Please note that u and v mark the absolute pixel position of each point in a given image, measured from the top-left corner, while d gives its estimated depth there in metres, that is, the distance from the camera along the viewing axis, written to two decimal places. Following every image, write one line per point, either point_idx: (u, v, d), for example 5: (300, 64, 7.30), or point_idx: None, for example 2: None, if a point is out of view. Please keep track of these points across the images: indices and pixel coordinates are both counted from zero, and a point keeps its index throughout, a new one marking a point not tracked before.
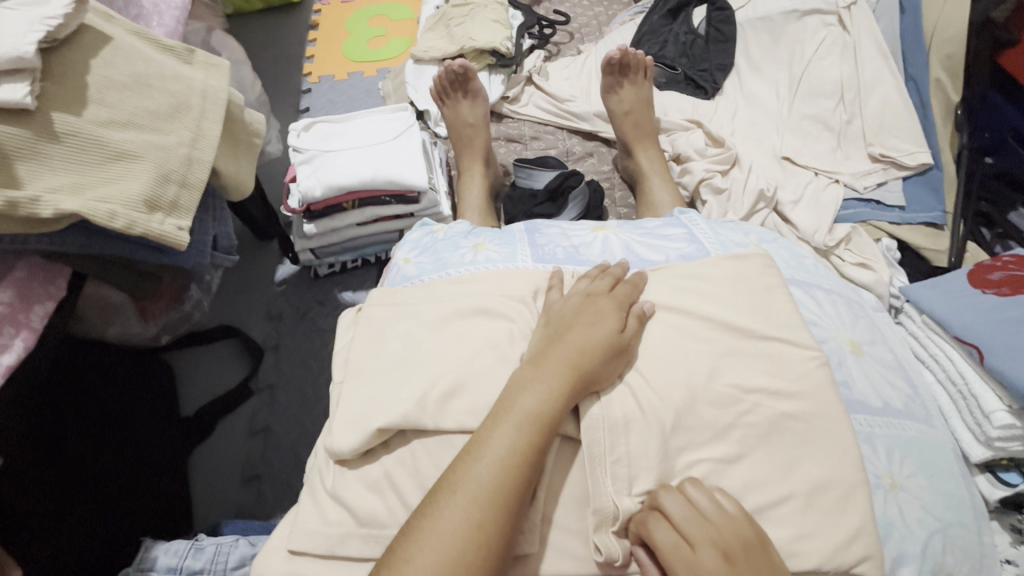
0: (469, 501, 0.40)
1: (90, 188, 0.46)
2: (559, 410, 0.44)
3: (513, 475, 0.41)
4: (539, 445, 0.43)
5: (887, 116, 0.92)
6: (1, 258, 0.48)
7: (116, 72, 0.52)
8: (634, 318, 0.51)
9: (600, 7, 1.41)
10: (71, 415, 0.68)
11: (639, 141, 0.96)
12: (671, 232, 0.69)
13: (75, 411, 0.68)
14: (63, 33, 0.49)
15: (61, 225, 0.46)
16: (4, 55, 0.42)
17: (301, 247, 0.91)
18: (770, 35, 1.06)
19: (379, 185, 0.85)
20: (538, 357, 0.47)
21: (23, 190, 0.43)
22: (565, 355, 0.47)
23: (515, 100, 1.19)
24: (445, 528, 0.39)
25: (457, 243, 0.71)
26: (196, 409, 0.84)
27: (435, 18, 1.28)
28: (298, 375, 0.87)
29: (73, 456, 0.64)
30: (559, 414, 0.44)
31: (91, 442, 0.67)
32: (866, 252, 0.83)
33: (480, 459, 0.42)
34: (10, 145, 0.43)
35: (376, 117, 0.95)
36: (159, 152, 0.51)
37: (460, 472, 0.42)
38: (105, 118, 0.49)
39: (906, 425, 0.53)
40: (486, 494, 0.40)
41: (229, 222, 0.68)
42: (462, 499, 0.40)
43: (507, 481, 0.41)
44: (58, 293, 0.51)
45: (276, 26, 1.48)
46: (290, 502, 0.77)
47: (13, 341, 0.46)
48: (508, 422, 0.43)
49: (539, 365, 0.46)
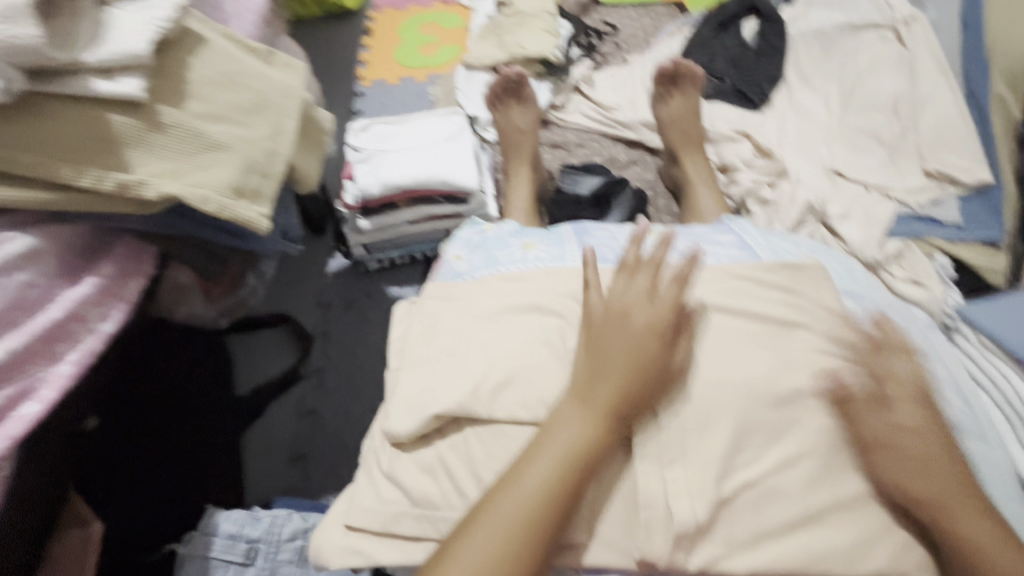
0: (504, 527, 0.41)
1: (187, 174, 0.50)
2: (600, 442, 0.44)
3: (549, 504, 0.42)
4: (576, 476, 0.43)
5: (944, 132, 0.90)
6: (101, 236, 0.52)
7: (210, 70, 0.56)
8: (684, 341, 0.49)
9: (647, 18, 1.43)
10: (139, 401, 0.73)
11: (686, 151, 0.97)
12: (720, 239, 0.70)
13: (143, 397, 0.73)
14: (169, 33, 0.53)
15: (160, 208, 0.50)
16: (122, 52, 0.47)
17: (354, 242, 0.95)
18: (823, 48, 1.06)
19: (432, 185, 0.88)
20: (583, 385, 0.46)
21: (131, 174, 0.47)
22: (611, 387, 0.46)
23: (561, 107, 1.21)
24: (478, 551, 0.40)
25: (507, 241, 0.74)
26: (249, 390, 0.88)
27: (486, 26, 1.32)
28: (347, 364, 0.90)
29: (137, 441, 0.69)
30: (599, 445, 0.44)
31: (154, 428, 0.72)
32: (919, 269, 0.82)
33: (516, 487, 0.42)
34: (123, 133, 0.48)
35: (430, 120, 0.99)
36: (245, 144, 0.55)
37: (496, 498, 0.42)
38: (200, 112, 0.53)
39: (962, 441, 0.52)
40: (537, 499, 0.42)
41: (295, 213, 0.72)
42: (516, 494, 0.42)
43: (560, 485, 0.42)
44: (149, 269, 0.55)
45: (332, 32, 1.55)
46: (336, 484, 0.80)
47: (112, 311, 0.50)
48: (548, 452, 0.43)
49: (583, 398, 0.45)
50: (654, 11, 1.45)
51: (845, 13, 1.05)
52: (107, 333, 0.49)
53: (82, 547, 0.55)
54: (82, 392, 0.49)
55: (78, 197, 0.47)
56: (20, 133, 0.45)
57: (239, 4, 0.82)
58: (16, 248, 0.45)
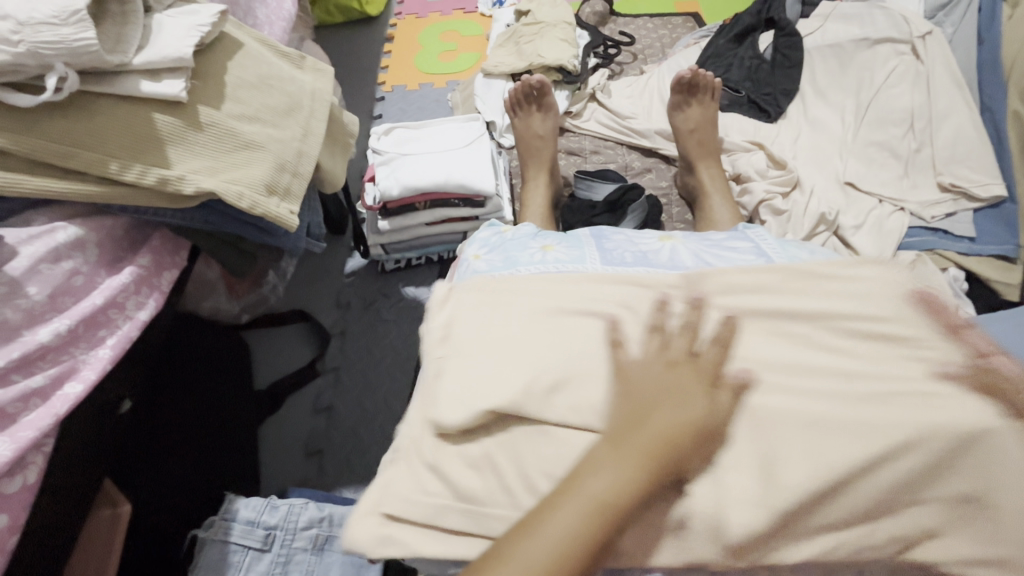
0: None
1: (224, 172, 0.53)
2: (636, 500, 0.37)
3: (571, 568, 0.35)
4: (602, 539, 0.36)
5: (959, 146, 0.91)
6: (141, 229, 0.55)
7: (246, 73, 0.59)
8: (728, 391, 0.41)
9: (664, 29, 1.45)
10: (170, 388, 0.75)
11: (701, 159, 0.99)
12: (736, 246, 0.72)
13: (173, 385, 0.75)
14: (209, 39, 0.56)
15: (196, 203, 0.52)
16: (168, 55, 0.50)
17: (373, 242, 0.97)
18: (839, 61, 1.07)
19: (450, 188, 0.91)
20: (616, 431, 0.40)
21: (172, 170, 0.50)
22: (648, 437, 0.39)
23: (577, 115, 1.24)
24: None
25: (526, 243, 0.76)
26: (268, 382, 0.90)
27: (506, 35, 1.35)
28: (364, 361, 0.92)
29: (166, 430, 0.71)
30: (632, 503, 0.37)
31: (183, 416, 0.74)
32: (931, 281, 0.83)
33: (531, 539, 0.36)
34: (165, 131, 0.51)
35: (450, 125, 1.01)
36: (278, 144, 0.58)
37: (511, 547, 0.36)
38: (237, 113, 0.56)
39: None
40: (585, 522, 0.36)
41: (320, 212, 0.74)
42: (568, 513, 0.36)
43: (587, 538, 0.36)
44: (181, 263, 0.58)
45: (354, 38, 1.59)
46: (351, 478, 0.82)
47: (148, 300, 0.53)
48: (571, 505, 0.36)
49: (616, 443, 0.39)
50: (671, 22, 1.47)
51: (862, 28, 1.06)
52: (142, 321, 0.52)
53: (110, 528, 0.58)
54: (117, 376, 0.51)
55: (122, 191, 0.49)
56: (66, 125, 0.47)
57: (271, 11, 0.85)
58: (64, 237, 0.48)
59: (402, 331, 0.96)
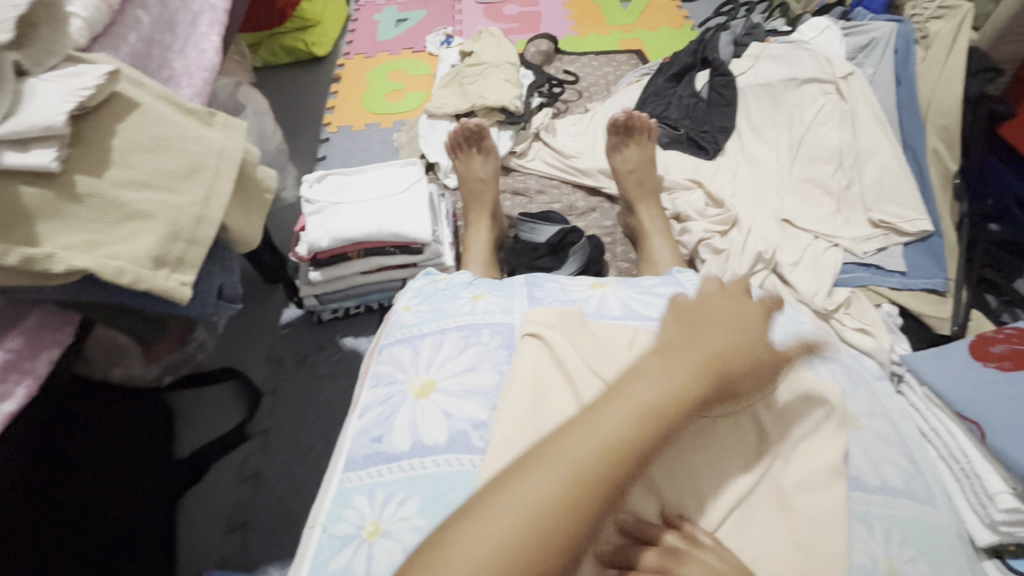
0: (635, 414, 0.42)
1: (103, 245, 0.49)
2: (646, 437, 0.41)
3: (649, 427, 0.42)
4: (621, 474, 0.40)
5: (885, 182, 0.94)
6: (15, 307, 0.51)
7: (139, 135, 0.56)
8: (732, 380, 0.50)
9: (608, 67, 1.47)
10: (82, 441, 0.70)
11: (641, 200, 0.99)
12: (667, 292, 0.72)
13: (84, 437, 0.71)
14: (94, 102, 0.53)
15: (70, 279, 0.48)
16: (37, 124, 0.46)
17: (306, 293, 0.93)
18: (771, 100, 1.10)
19: (384, 237, 0.88)
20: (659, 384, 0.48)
21: (40, 248, 0.46)
22: (695, 361, 0.47)
23: (522, 155, 1.23)
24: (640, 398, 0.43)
25: (457, 293, 0.74)
26: (192, 448, 0.84)
27: (450, 75, 1.35)
28: (297, 421, 0.88)
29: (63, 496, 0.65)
30: (648, 443, 0.41)
31: (90, 477, 0.69)
32: (866, 318, 0.83)
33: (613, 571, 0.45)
34: (34, 206, 0.47)
35: (386, 170, 0.99)
36: (171, 211, 0.54)
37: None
38: (124, 179, 0.52)
39: (905, 505, 0.53)
40: (586, 472, 0.39)
41: (236, 271, 0.70)
42: (555, 467, 0.39)
43: (597, 483, 0.39)
44: (65, 339, 0.53)
45: (300, 78, 1.57)
46: (279, 553, 0.76)
47: (16, 387, 0.48)
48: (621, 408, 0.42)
49: (664, 361, 0.46)
50: (615, 61, 1.50)
51: (790, 68, 1.09)
52: (6, 413, 0.46)
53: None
54: None
55: None
56: None
57: (190, 62, 0.82)
58: None
59: (339, 387, 0.92)
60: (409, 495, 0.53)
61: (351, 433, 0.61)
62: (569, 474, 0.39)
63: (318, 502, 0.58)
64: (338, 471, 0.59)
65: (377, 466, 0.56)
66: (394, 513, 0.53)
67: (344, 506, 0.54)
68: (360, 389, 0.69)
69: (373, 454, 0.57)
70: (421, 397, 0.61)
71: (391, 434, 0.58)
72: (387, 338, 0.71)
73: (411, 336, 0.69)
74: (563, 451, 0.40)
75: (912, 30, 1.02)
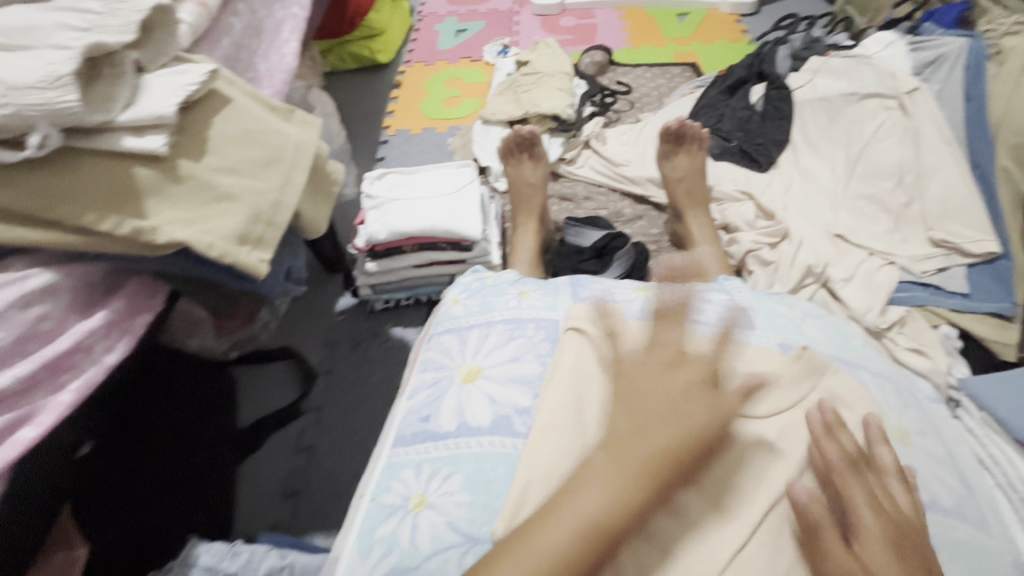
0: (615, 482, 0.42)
1: (197, 222, 0.55)
2: (627, 508, 0.42)
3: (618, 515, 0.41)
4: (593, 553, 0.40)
5: (949, 200, 0.90)
6: (119, 274, 0.57)
7: (231, 127, 0.62)
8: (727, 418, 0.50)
9: (662, 79, 1.48)
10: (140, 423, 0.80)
11: (689, 209, 1.00)
12: (712, 297, 0.72)
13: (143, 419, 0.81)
14: (197, 96, 0.60)
15: (168, 251, 0.54)
16: (151, 113, 0.53)
17: (362, 282, 0.99)
18: (828, 115, 1.08)
19: (436, 233, 0.92)
20: (613, 444, 0.45)
21: (146, 221, 0.52)
22: (650, 445, 0.45)
23: (572, 161, 1.26)
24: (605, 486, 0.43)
25: (504, 290, 0.77)
26: (253, 418, 0.90)
27: (505, 84, 1.40)
28: (347, 401, 0.93)
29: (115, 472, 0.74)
30: (621, 519, 0.42)
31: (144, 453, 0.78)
32: (922, 338, 0.81)
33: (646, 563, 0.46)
34: (144, 184, 0.53)
35: (442, 171, 1.04)
36: (254, 195, 0.60)
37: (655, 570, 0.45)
38: (217, 165, 0.59)
39: (953, 525, 0.51)
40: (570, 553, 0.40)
41: (302, 255, 0.75)
42: (568, 519, 0.41)
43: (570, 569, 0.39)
44: (157, 306, 0.59)
45: (363, 84, 1.66)
46: (326, 522, 0.81)
47: (117, 343, 0.54)
48: (589, 491, 0.42)
49: (619, 451, 0.45)
50: (668, 73, 1.51)
51: (850, 83, 1.07)
52: (109, 365, 0.53)
53: (63, 571, 0.56)
54: (82, 419, 0.52)
55: (97, 240, 0.51)
56: (48, 178, 0.49)
57: (272, 64, 0.89)
58: (38, 283, 0.50)
59: (386, 374, 0.96)
60: (453, 471, 0.56)
61: (400, 413, 0.65)
62: (583, 527, 0.41)
63: (367, 476, 0.62)
64: (387, 447, 0.62)
65: (423, 444, 0.60)
66: (439, 488, 0.56)
67: (392, 478, 0.58)
68: (409, 374, 0.73)
69: (421, 433, 0.61)
70: (468, 381, 0.64)
71: (438, 415, 0.61)
72: (437, 327, 0.75)
73: (459, 327, 0.72)
74: (543, 540, 0.40)
75: (985, 46, 0.98)
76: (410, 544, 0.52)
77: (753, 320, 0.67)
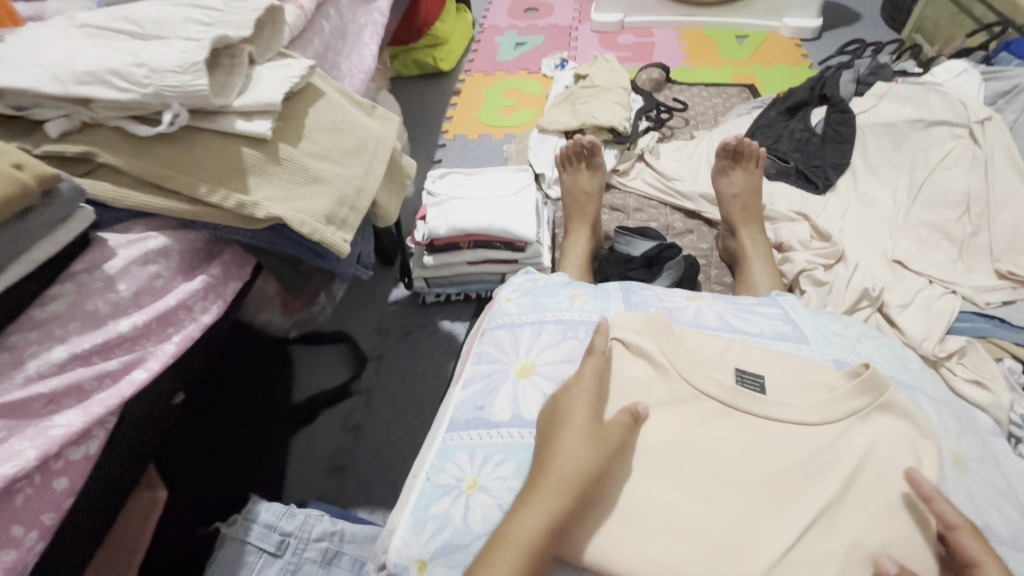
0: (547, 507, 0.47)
1: (292, 200, 0.60)
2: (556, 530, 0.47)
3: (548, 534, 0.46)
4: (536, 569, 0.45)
5: (1019, 233, 0.88)
6: (217, 244, 0.63)
7: (324, 118, 0.68)
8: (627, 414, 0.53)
9: (718, 98, 1.49)
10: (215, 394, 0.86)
11: (743, 225, 1.00)
12: (765, 311, 0.73)
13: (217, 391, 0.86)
14: (297, 88, 0.65)
15: (265, 225, 0.60)
16: (261, 100, 0.59)
17: (417, 275, 1.03)
18: (892, 140, 1.07)
19: (493, 232, 0.96)
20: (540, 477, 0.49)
21: (249, 196, 0.58)
22: (565, 478, 0.48)
23: (624, 173, 1.28)
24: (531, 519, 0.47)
25: (556, 291, 0.80)
26: (306, 395, 0.95)
27: (563, 95, 1.44)
28: (396, 387, 0.97)
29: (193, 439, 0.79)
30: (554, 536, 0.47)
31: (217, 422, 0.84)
32: (983, 370, 0.79)
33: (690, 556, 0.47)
34: (249, 162, 0.59)
35: (500, 174, 1.08)
36: (341, 180, 0.65)
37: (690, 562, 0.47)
38: (311, 151, 0.64)
39: (1012, 553, 0.50)
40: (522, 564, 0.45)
41: (371, 242, 0.80)
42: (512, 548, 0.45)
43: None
44: (245, 276, 0.65)
45: (425, 90, 1.74)
46: (370, 498, 0.85)
47: (212, 305, 0.60)
48: (516, 533, 0.46)
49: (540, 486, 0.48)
50: (726, 93, 1.52)
51: (917, 109, 1.06)
52: (205, 324, 0.58)
53: (150, 508, 0.62)
54: (175, 371, 0.57)
55: (206, 210, 0.57)
56: (172, 152, 0.56)
57: (354, 65, 0.96)
58: (154, 245, 0.56)
59: (434, 364, 1.00)
60: (505, 459, 0.59)
61: (454, 401, 0.68)
62: (527, 548, 0.46)
63: (421, 457, 0.65)
64: (441, 432, 0.65)
65: (477, 430, 0.62)
66: (493, 472, 0.58)
67: (446, 460, 0.61)
68: (462, 365, 0.76)
69: (475, 420, 0.63)
70: (521, 375, 0.67)
71: (492, 404, 0.64)
72: (490, 323, 0.78)
73: (512, 323, 0.75)
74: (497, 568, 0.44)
75: None
76: (463, 523, 0.55)
77: (808, 336, 0.68)
